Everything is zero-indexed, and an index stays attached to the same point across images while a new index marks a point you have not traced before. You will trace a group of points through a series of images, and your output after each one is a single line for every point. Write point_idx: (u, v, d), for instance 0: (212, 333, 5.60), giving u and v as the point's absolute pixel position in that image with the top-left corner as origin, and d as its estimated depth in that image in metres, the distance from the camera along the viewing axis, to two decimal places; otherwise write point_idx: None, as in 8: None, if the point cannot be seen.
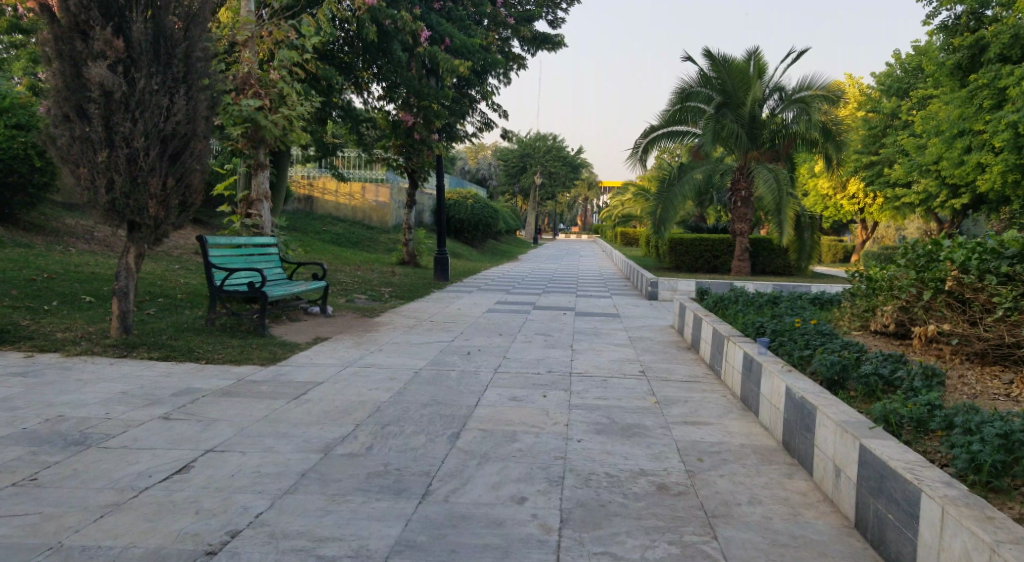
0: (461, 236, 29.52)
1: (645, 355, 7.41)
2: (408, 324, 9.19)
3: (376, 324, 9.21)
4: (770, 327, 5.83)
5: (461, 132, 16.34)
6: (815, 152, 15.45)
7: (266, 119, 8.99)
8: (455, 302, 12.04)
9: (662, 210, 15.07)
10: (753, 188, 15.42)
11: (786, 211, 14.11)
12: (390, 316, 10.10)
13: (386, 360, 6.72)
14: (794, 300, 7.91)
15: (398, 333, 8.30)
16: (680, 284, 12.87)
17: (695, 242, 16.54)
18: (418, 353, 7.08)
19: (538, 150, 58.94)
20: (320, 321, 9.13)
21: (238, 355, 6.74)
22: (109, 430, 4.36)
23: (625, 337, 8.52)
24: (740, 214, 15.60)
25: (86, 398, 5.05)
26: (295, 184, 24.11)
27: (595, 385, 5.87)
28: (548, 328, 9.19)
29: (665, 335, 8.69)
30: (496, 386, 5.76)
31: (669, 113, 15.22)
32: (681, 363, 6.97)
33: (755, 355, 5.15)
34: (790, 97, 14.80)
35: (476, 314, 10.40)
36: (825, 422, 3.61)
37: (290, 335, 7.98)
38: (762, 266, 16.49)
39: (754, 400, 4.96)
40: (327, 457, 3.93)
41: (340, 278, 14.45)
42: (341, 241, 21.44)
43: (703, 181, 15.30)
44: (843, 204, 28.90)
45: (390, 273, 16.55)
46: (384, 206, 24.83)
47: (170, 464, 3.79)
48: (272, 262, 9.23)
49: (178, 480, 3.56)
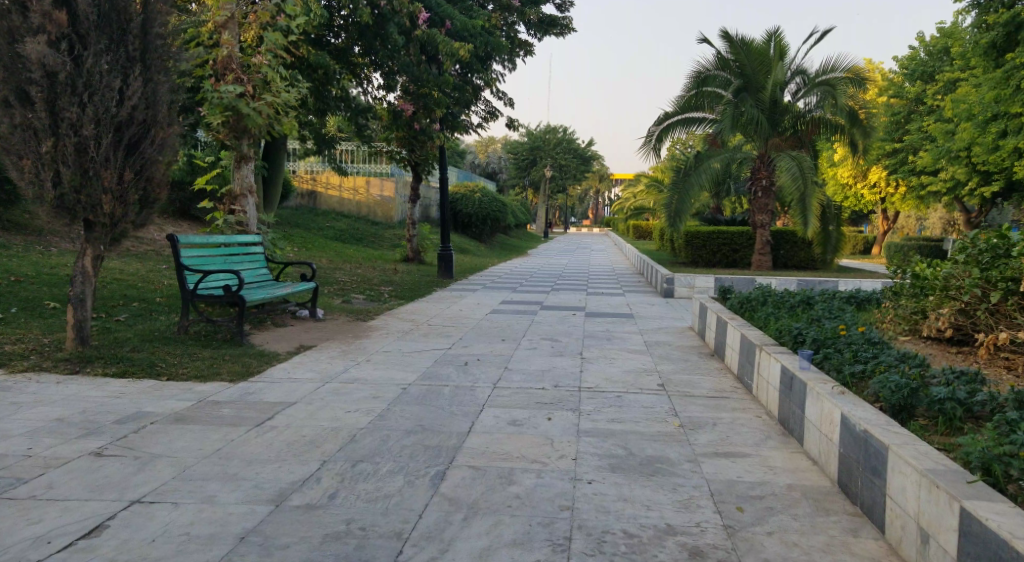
0: (470, 231, 28.77)
1: (666, 364, 6.61)
2: (403, 329, 8.45)
3: (368, 329, 8.47)
4: (811, 335, 5.06)
5: (466, 122, 15.53)
6: (841, 138, 14.50)
7: (249, 107, 8.35)
8: (458, 302, 11.31)
9: (677, 201, 14.24)
10: (773, 177, 14.55)
11: (811, 201, 13.26)
12: (387, 318, 9.39)
13: (374, 372, 5.98)
14: (830, 300, 7.12)
15: (391, 340, 7.56)
16: (698, 279, 12.06)
17: (714, 235, 15.64)
18: (411, 364, 6.33)
19: (548, 143, 58.16)
20: (308, 326, 8.39)
21: (204, 371, 5.89)
22: (23, 473, 3.62)
23: (641, 342, 7.73)
24: (761, 205, 14.72)
25: (11, 428, 4.31)
26: (298, 180, 23.52)
27: (608, 404, 5.10)
28: (557, 331, 8.44)
29: (687, 339, 7.90)
30: (496, 406, 5.00)
31: (684, 99, 14.39)
32: (705, 374, 6.19)
33: (798, 371, 4.39)
34: (813, 80, 13.84)
35: (480, 316, 9.65)
36: (903, 468, 2.81)
37: (272, 343, 7.18)
38: (784, 260, 15.45)
39: (800, 426, 4.20)
40: (277, 512, 3.19)
41: (339, 276, 13.71)
42: (345, 238, 20.78)
43: (720, 170, 14.53)
44: (864, 193, 27.96)
45: (392, 270, 15.83)
46: (390, 201, 24.12)
47: (80, 524, 3.02)
48: (257, 262, 8.53)
49: (81, 549, 2.77)
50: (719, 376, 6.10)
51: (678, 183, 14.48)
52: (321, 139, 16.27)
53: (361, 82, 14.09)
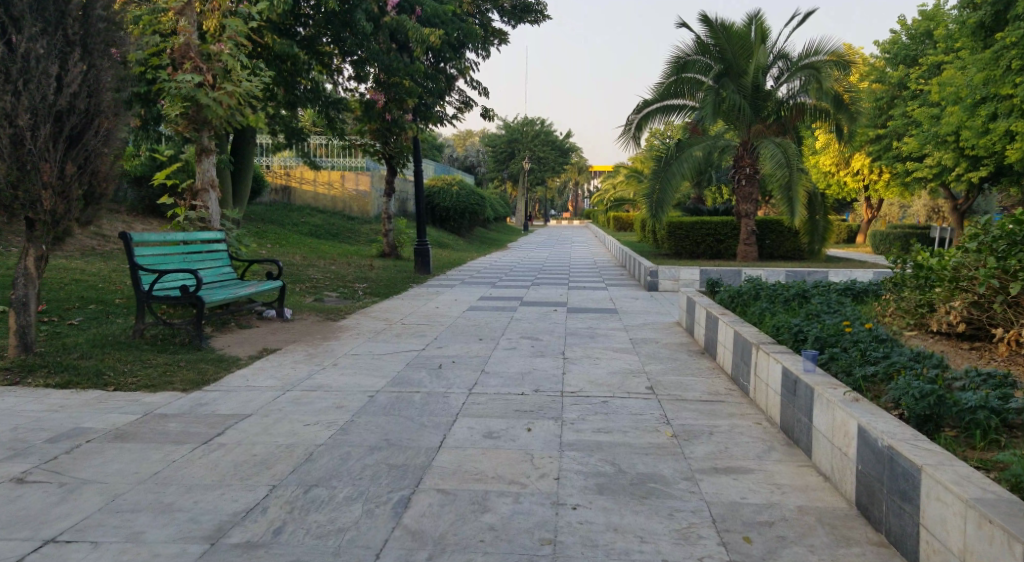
0: (448, 225, 28.27)
1: (655, 363, 6.18)
2: (375, 329, 7.95)
3: (337, 329, 7.96)
4: (813, 333, 4.65)
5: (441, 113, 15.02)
6: (826, 123, 14.14)
7: (209, 97, 7.72)
8: (435, 299, 10.82)
9: (660, 191, 13.83)
10: (757, 164, 14.18)
11: (797, 189, 12.90)
12: (358, 317, 8.88)
13: (340, 379, 5.48)
14: (825, 292, 6.76)
15: (361, 342, 7.05)
16: (683, 272, 11.65)
17: (697, 226, 15.22)
18: (380, 369, 5.83)
19: (527, 135, 57.58)
20: (273, 327, 7.85)
21: (156, 379, 5.35)
22: None
23: (626, 340, 7.30)
24: (745, 193, 14.35)
25: None
26: (271, 175, 22.82)
27: (594, 410, 4.66)
28: (538, 328, 7.99)
29: (674, 335, 7.49)
30: (470, 416, 4.53)
31: (664, 86, 13.98)
32: (695, 374, 5.77)
33: (801, 374, 3.99)
34: (797, 64, 13.41)
35: (456, 313, 9.18)
36: (940, 494, 2.40)
37: (232, 347, 6.64)
38: (770, 251, 15.17)
39: (807, 436, 3.80)
40: (209, 554, 2.70)
41: (311, 274, 13.15)
42: (320, 233, 20.16)
43: (703, 158, 14.15)
44: (847, 181, 27.76)
45: (368, 266, 15.28)
46: (366, 195, 23.51)
47: None
48: (220, 260, 8.03)
49: None
50: (712, 377, 5.68)
51: (660, 172, 14.07)
52: (290, 130, 15.61)
53: (331, 74, 13.56)
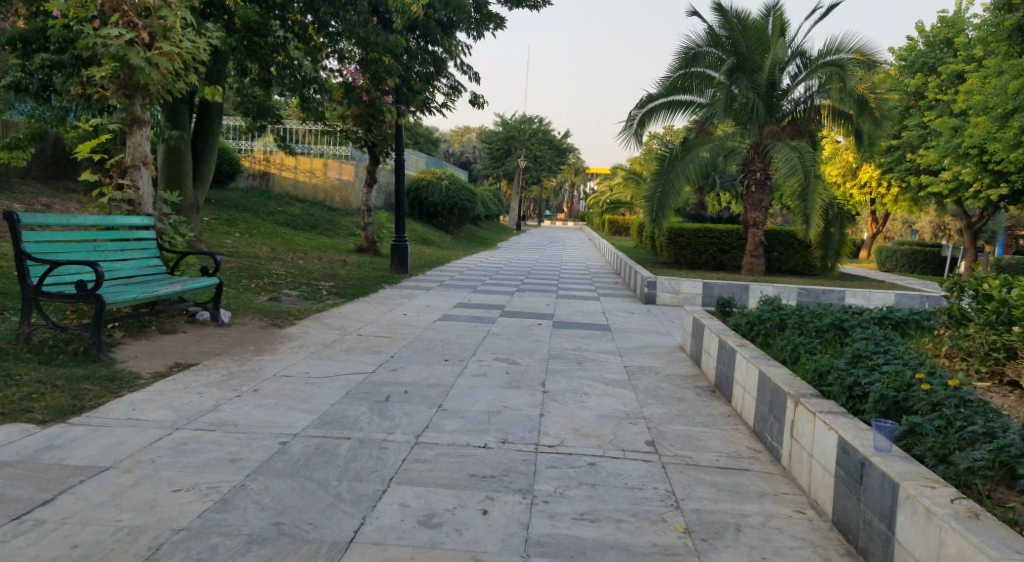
0: (435, 221, 27.02)
1: (657, 404, 4.98)
2: (323, 340, 6.70)
3: (278, 339, 6.72)
4: (878, 388, 3.43)
5: (428, 101, 13.80)
6: (848, 127, 12.95)
7: (142, 58, 6.40)
8: (405, 304, 9.58)
9: (661, 195, 12.67)
10: (769, 169, 13.01)
11: (814, 198, 11.75)
12: (309, 323, 7.65)
13: (255, 416, 4.25)
14: (864, 322, 5.59)
15: (300, 359, 5.81)
16: (684, 284, 10.50)
17: (701, 233, 13.99)
18: (309, 402, 4.60)
19: (523, 133, 56.22)
20: (202, 335, 6.59)
21: (8, 406, 4.11)
22: None
23: (621, 368, 6.09)
24: (753, 201, 13.17)
25: None
26: (249, 160, 21.53)
27: (574, 481, 3.45)
28: (517, 347, 6.77)
29: (677, 365, 6.27)
30: (409, 484, 3.34)
31: (671, 80, 12.78)
32: (706, 424, 4.56)
33: (873, 455, 2.80)
34: (816, 62, 12.21)
35: (425, 323, 7.94)
36: None
37: (138, 361, 5.41)
38: (778, 265, 13.87)
39: (886, 553, 2.58)
40: None
41: (272, 268, 11.87)
42: (295, 224, 18.87)
43: (709, 160, 12.94)
44: (854, 194, 26.62)
45: (340, 262, 14.03)
46: (349, 185, 22.17)
47: None
48: (145, 252, 6.83)
49: None
50: (728, 429, 4.49)
51: (663, 173, 12.92)
52: (265, 114, 14.22)
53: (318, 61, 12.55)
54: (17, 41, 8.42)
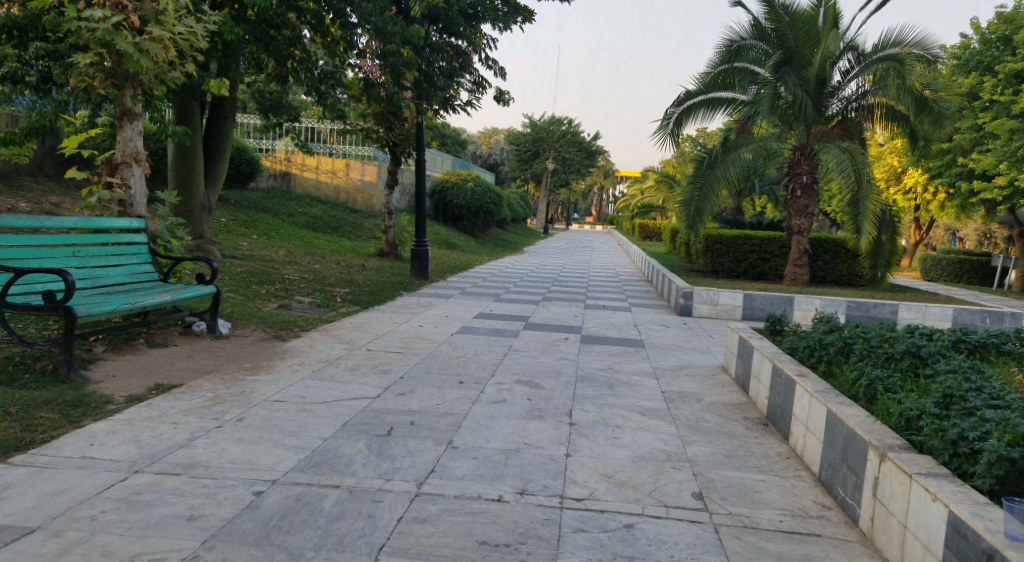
0: (459, 223, 26.49)
1: (702, 441, 4.28)
2: (328, 356, 6.12)
3: (278, 354, 6.16)
4: (992, 445, 2.72)
5: (453, 98, 13.23)
6: (903, 127, 11.98)
7: (130, 43, 5.88)
8: (422, 314, 8.99)
9: (699, 199, 11.93)
10: (816, 172, 12.20)
11: (867, 203, 10.96)
12: (316, 335, 7.08)
13: (233, 456, 3.68)
14: (945, 348, 4.80)
15: (298, 380, 5.23)
16: (722, 295, 9.78)
17: (740, 240, 13.17)
18: (298, 435, 4.02)
19: (552, 135, 55.59)
20: (195, 349, 6.08)
21: None
22: None
23: (658, 394, 5.39)
24: (799, 206, 12.33)
25: None
26: (271, 160, 21.22)
27: (607, 554, 2.80)
28: (541, 367, 6.12)
29: (721, 392, 5.55)
30: (401, 554, 2.71)
31: (712, 77, 12.18)
32: (761, 469, 3.86)
33: (1007, 547, 2.17)
34: (869, 58, 11.33)
35: (441, 337, 7.32)
36: None
37: (113, 382, 4.89)
38: (823, 274, 12.98)
39: None
40: None
41: (286, 273, 11.38)
42: (316, 225, 18.47)
43: (751, 162, 12.13)
44: (898, 199, 25.40)
45: (359, 267, 13.51)
46: (371, 186, 21.77)
47: None
48: (136, 258, 6.35)
49: None
50: (788, 476, 3.78)
51: (700, 175, 12.17)
52: (278, 109, 13.86)
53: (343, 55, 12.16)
54: (12, 28, 8.03)
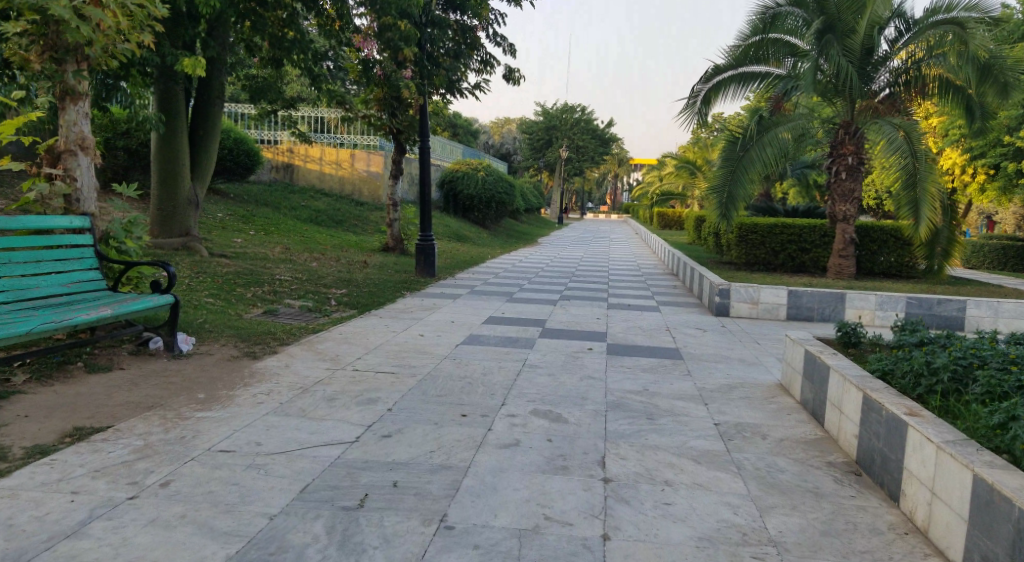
0: (470, 215, 25.36)
1: (783, 508, 3.16)
2: (304, 382, 5.08)
3: (245, 379, 5.13)
4: None
5: (458, 81, 12.20)
6: (961, 103, 10.65)
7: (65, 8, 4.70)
8: (425, 318, 7.92)
9: (731, 183, 10.82)
10: (862, 152, 11.03)
11: (926, 186, 9.90)
12: (296, 351, 6.02)
13: (137, 550, 2.59)
14: None
15: (257, 422, 4.19)
16: (763, 292, 8.63)
17: (776, 229, 11.99)
18: (235, 511, 2.94)
19: (565, 123, 54.17)
20: (144, 375, 5.07)
21: None
22: None
23: (710, 428, 4.27)
24: (843, 191, 11.14)
25: None
26: (271, 150, 20.19)
27: None
28: (562, 389, 5.03)
29: (789, 423, 4.40)
30: None
31: (742, 49, 11.03)
32: (879, 561, 2.75)
33: None
34: (923, 24, 10.12)
35: (444, 349, 6.25)
36: None
37: (22, 423, 3.87)
38: (869, 266, 11.77)
39: None
40: None
41: (277, 272, 10.37)
42: (319, 220, 17.45)
43: (791, 142, 10.97)
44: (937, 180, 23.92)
45: (360, 264, 12.47)
46: (378, 177, 20.70)
47: None
48: (79, 264, 5.32)
49: None
50: None
51: (732, 159, 10.96)
52: (263, 93, 12.67)
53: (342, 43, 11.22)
54: None
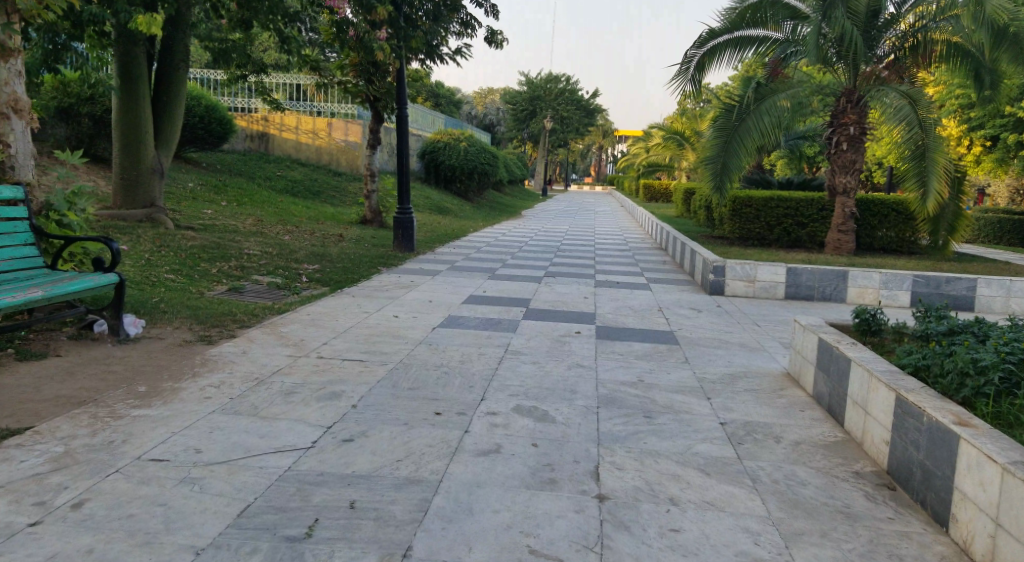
0: (452, 188, 24.61)
1: (812, 536, 2.67)
2: (259, 372, 4.54)
3: (194, 368, 4.59)
4: None
5: (439, 44, 11.45)
6: (972, 69, 10.14)
7: None
8: (400, 297, 7.36)
9: (724, 154, 10.30)
10: (865, 122, 10.53)
11: (935, 156, 9.47)
12: (256, 335, 5.46)
13: None
14: None
15: (201, 426, 3.59)
16: (762, 269, 8.16)
17: (773, 202, 11.49)
18: (153, 543, 2.50)
19: (550, 93, 53.16)
20: (83, 362, 4.52)
21: None
22: None
23: (717, 429, 3.78)
24: (844, 161, 10.70)
25: None
26: (245, 118, 19.21)
27: None
28: (547, 380, 4.53)
29: (804, 422, 3.93)
30: None
31: (739, 12, 10.34)
32: None
33: None
34: None
35: (420, 333, 5.72)
36: None
37: None
38: (869, 241, 11.34)
39: None
40: None
41: (245, 246, 9.73)
42: (296, 190, 16.73)
43: (788, 111, 10.43)
44: None
45: (335, 237, 11.85)
46: (356, 147, 19.95)
47: None
48: (12, 240, 4.71)
49: None
50: None
51: (728, 127, 10.40)
52: (227, 56, 11.83)
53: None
54: None
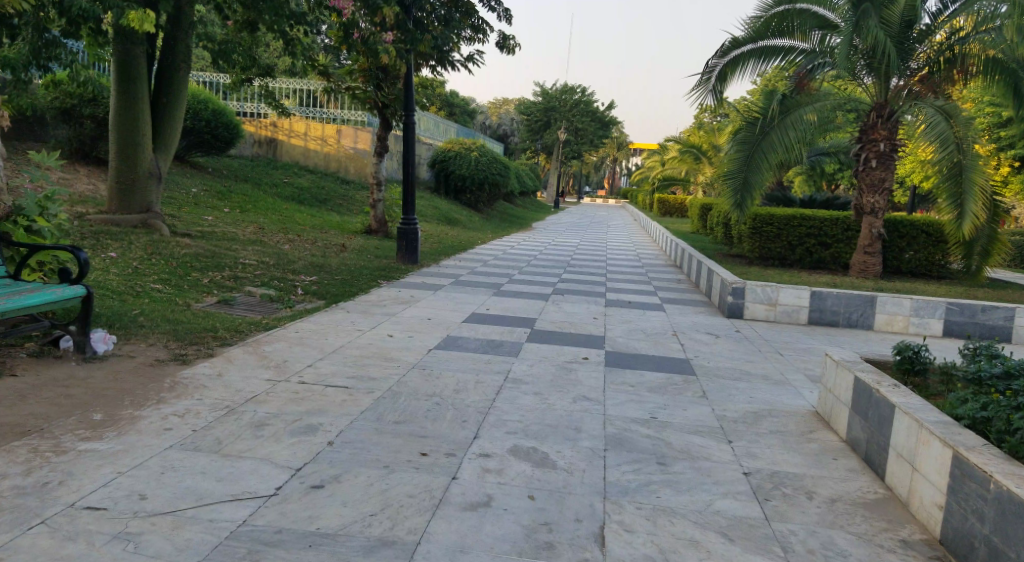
0: (462, 198, 24.26)
1: None
2: (232, 398, 4.11)
3: (162, 392, 4.17)
4: None
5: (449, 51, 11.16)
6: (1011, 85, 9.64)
7: None
8: (398, 315, 6.93)
9: (745, 169, 9.85)
10: (895, 138, 10.08)
11: (972, 177, 9.00)
12: (236, 355, 5.04)
13: None
14: None
15: (154, 463, 3.20)
16: (783, 292, 7.67)
17: (795, 221, 11.00)
18: None
19: (565, 105, 52.86)
20: (41, 383, 4.13)
21: None
22: None
23: (741, 481, 3.31)
24: (872, 179, 10.22)
25: None
26: (254, 123, 19.00)
27: None
28: (550, 416, 4.07)
29: (841, 475, 3.45)
30: None
31: (763, 21, 9.94)
32: None
33: None
34: None
35: (414, 356, 5.28)
36: None
37: None
38: (897, 264, 10.82)
39: None
40: None
41: (242, 255, 9.35)
42: (302, 198, 16.41)
43: (814, 125, 9.93)
44: None
45: (338, 247, 11.47)
46: (365, 155, 19.64)
47: None
48: None
49: None
50: None
51: (750, 141, 9.96)
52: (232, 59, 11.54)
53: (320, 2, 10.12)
54: None
